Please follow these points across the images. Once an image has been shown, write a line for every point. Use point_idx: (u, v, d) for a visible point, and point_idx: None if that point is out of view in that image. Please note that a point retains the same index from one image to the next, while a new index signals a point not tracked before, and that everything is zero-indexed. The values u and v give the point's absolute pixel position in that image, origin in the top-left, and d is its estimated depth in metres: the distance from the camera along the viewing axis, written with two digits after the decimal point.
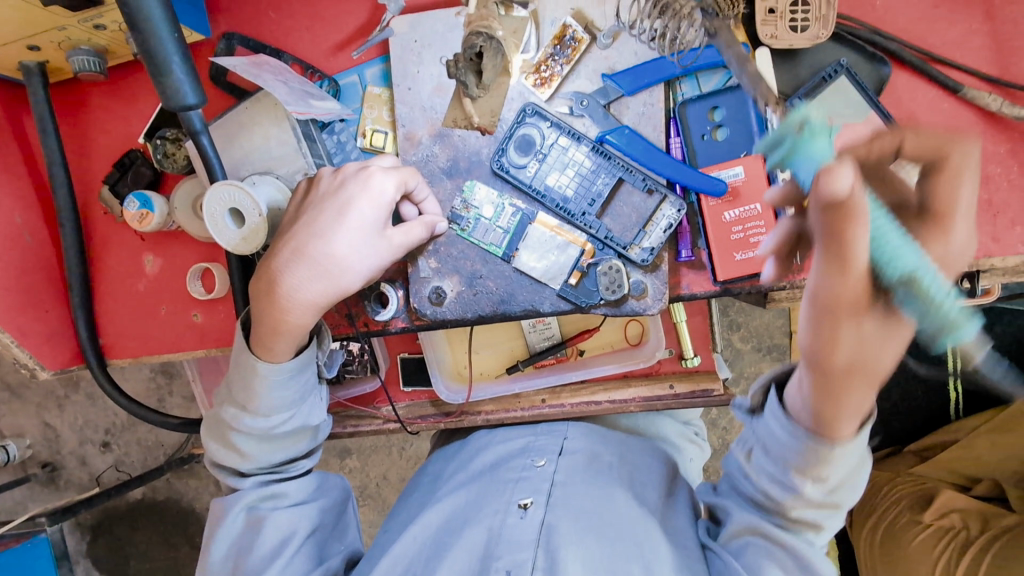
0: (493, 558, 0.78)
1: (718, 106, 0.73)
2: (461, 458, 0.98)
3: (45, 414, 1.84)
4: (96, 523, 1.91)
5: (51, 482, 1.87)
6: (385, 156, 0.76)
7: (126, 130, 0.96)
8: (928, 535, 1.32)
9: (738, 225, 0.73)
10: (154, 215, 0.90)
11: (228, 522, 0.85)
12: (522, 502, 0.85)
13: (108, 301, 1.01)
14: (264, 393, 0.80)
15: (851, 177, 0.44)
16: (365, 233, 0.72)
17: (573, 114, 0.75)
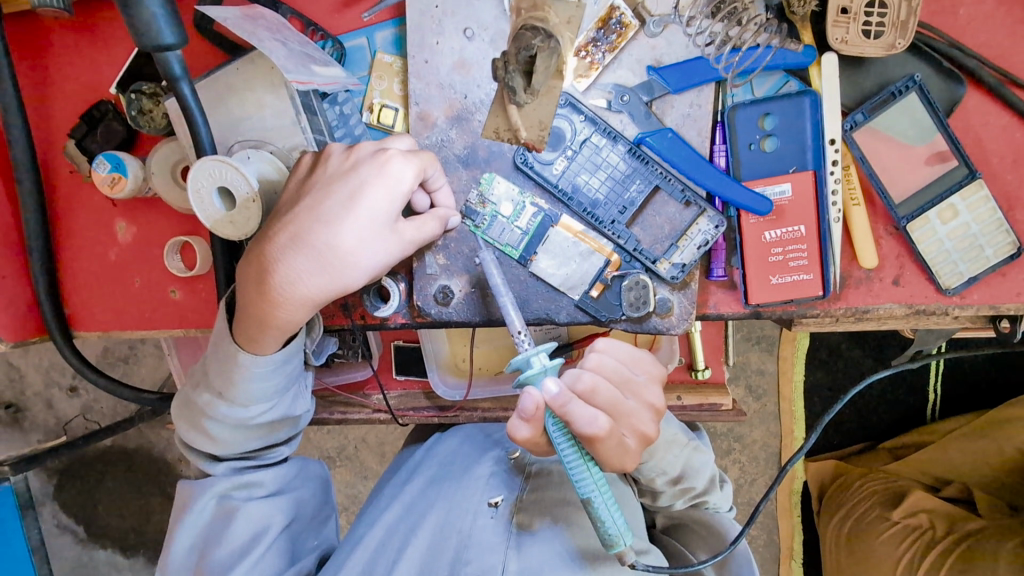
0: (462, 563, 0.75)
1: (771, 113, 0.65)
2: (433, 447, 0.94)
3: (9, 355, 1.75)
4: (62, 468, 1.85)
5: (15, 422, 1.78)
6: (400, 137, 0.67)
7: (95, 79, 0.85)
8: (894, 532, 1.35)
9: (778, 246, 0.67)
10: (127, 179, 0.80)
11: (198, 509, 0.80)
12: (492, 501, 0.82)
13: (76, 269, 0.91)
14: (245, 384, 0.73)
15: (529, 429, 0.59)
16: (376, 226, 0.62)
17: (611, 108, 0.68)
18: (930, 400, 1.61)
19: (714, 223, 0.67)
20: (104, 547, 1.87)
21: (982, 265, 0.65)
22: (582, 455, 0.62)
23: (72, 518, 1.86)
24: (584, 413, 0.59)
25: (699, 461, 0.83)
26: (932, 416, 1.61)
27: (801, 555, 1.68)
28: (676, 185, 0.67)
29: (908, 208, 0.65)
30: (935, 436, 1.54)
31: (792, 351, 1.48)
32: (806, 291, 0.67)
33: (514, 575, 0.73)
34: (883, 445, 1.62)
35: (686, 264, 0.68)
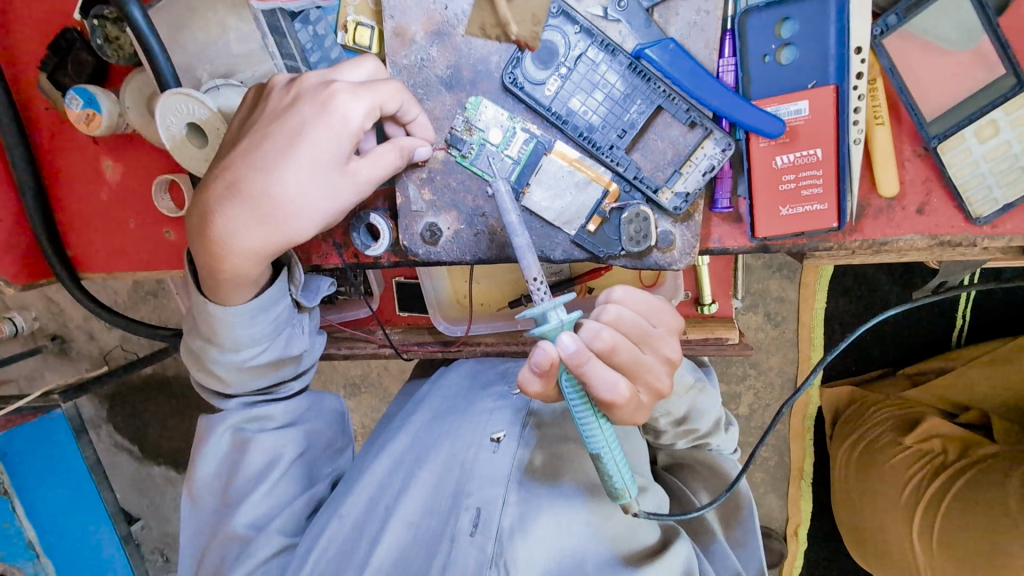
0: (465, 494, 0.77)
1: (790, 17, 0.57)
2: (439, 382, 0.96)
3: (48, 290, 1.88)
4: (110, 394, 1.99)
5: (62, 353, 1.95)
6: (363, 60, 0.61)
7: (58, 5, 0.79)
8: (906, 456, 1.36)
9: (790, 173, 0.61)
10: (102, 116, 0.76)
11: (213, 443, 0.83)
12: (494, 436, 0.83)
13: (71, 210, 0.90)
14: (231, 332, 0.74)
15: (540, 382, 0.58)
16: (320, 168, 0.58)
17: (607, 17, 0.60)
18: (957, 325, 1.55)
19: (721, 147, 0.61)
20: (159, 464, 2.02)
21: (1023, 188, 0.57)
22: (596, 414, 0.61)
23: (126, 438, 2.02)
24: (595, 371, 0.56)
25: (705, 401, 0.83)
26: (957, 341, 1.56)
27: (812, 473, 1.72)
28: (680, 106, 0.61)
29: (939, 127, 0.58)
30: (958, 361, 1.49)
31: (815, 279, 1.42)
32: (820, 222, 0.62)
33: (514, 507, 0.76)
34: (901, 371, 1.59)
35: (689, 193, 0.63)
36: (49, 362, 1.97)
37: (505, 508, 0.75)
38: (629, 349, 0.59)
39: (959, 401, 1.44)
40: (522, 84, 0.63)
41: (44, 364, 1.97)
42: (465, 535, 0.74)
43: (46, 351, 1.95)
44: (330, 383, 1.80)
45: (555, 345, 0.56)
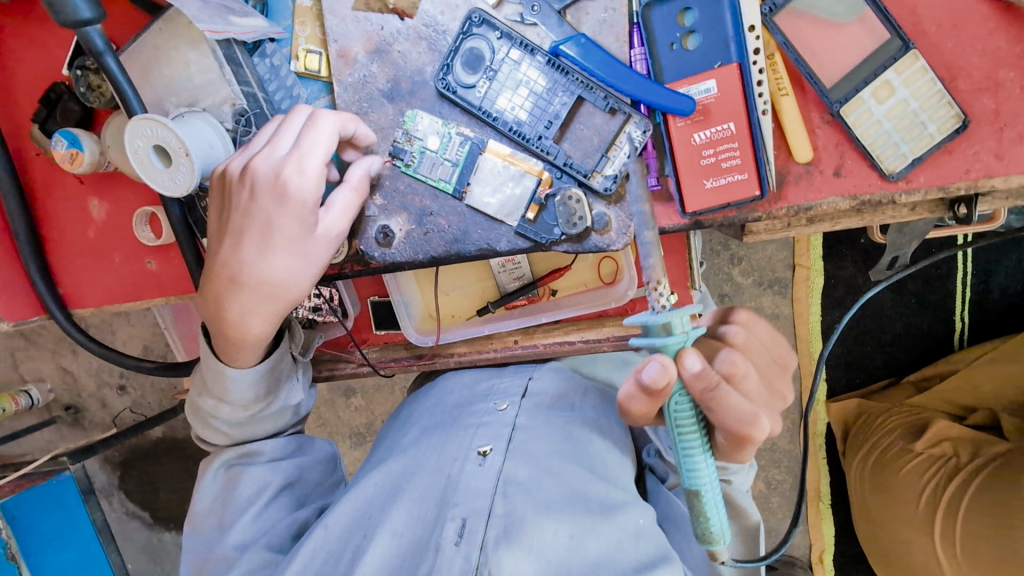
0: (449, 504, 0.74)
1: (690, 7, 0.63)
2: (429, 400, 0.96)
3: (62, 360, 1.96)
4: (120, 460, 2.01)
5: (77, 422, 2.02)
6: (298, 115, 0.66)
7: (48, 64, 0.88)
8: (918, 463, 1.31)
9: (709, 148, 0.64)
10: (84, 154, 0.83)
11: (208, 479, 0.83)
12: (481, 449, 0.80)
13: (61, 250, 0.96)
14: (239, 391, 0.77)
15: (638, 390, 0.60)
16: (300, 237, 0.65)
17: (524, 21, 0.66)
18: (956, 327, 1.51)
19: (642, 128, 0.66)
20: (168, 530, 2.01)
21: (926, 143, 0.61)
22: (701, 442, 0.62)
23: (136, 505, 2.02)
24: (722, 393, 0.58)
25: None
26: (959, 344, 1.52)
27: (833, 498, 1.64)
28: (598, 94, 0.66)
29: (840, 92, 0.62)
30: (962, 363, 1.44)
31: (807, 293, 1.40)
32: (743, 191, 0.65)
33: (500, 521, 0.72)
34: (906, 379, 1.53)
35: (618, 174, 0.67)
36: (64, 433, 2.04)
37: (491, 521, 0.72)
38: (735, 373, 0.61)
39: (968, 404, 1.38)
40: (455, 89, 0.69)
41: (58, 437, 2.04)
42: (450, 544, 0.70)
43: (62, 421, 2.02)
44: (337, 434, 1.85)
45: (674, 361, 0.57)
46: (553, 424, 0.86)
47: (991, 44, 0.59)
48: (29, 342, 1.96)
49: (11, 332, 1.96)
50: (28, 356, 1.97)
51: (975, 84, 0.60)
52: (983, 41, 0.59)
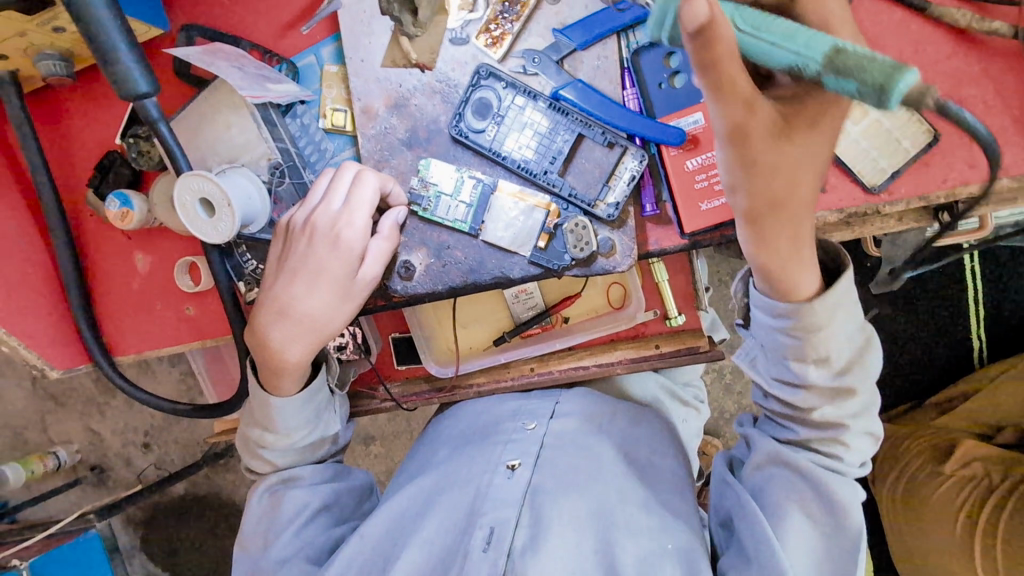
0: (478, 515, 0.79)
1: (674, 51, 0.71)
2: (457, 422, 0.99)
3: (91, 420, 2.02)
4: (143, 519, 2.04)
5: (101, 483, 2.06)
6: (348, 171, 0.75)
7: (104, 135, 0.98)
8: (951, 486, 1.27)
9: (702, 173, 0.71)
10: (134, 212, 0.92)
11: (253, 503, 0.86)
12: (509, 463, 0.85)
13: (106, 302, 1.03)
14: (282, 418, 0.83)
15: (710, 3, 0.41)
16: (339, 280, 0.73)
17: (527, 72, 0.74)
18: (975, 345, 1.51)
19: (638, 159, 0.72)
20: None
21: (902, 157, 0.66)
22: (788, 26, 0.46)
23: (157, 564, 2.03)
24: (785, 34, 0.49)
25: (872, 361, 0.67)
26: (980, 362, 1.51)
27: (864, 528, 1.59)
28: (597, 130, 0.73)
29: None
30: (984, 380, 1.42)
31: None
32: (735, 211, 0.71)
33: (526, 530, 0.78)
34: (928, 402, 1.51)
35: (619, 202, 0.73)
36: (88, 493, 2.07)
37: (518, 531, 0.78)
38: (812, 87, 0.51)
39: (994, 421, 1.35)
40: (467, 134, 0.76)
41: (83, 497, 2.07)
42: (477, 551, 0.76)
43: (86, 482, 2.06)
44: None
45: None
46: (579, 445, 0.88)
47: (951, 67, 0.65)
48: (60, 403, 2.03)
49: (43, 395, 2.03)
50: (59, 418, 2.04)
51: (942, 102, 0.66)
52: (944, 64, 0.65)
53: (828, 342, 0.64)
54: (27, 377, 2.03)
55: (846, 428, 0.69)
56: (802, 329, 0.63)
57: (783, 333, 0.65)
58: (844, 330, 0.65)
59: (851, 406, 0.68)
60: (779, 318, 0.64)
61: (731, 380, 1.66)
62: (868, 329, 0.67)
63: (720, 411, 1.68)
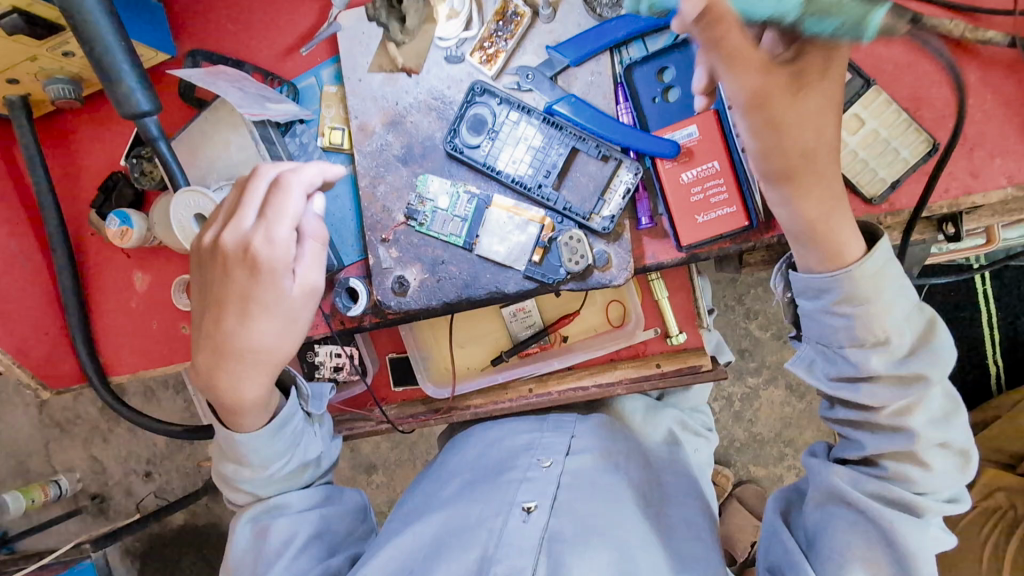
0: (493, 561, 0.76)
1: (666, 66, 0.72)
2: (468, 452, 0.96)
3: (92, 449, 2.01)
4: (142, 551, 2.00)
5: (100, 513, 2.03)
6: (260, 177, 0.66)
7: (109, 156, 1.00)
8: (975, 518, 1.22)
9: (697, 186, 0.71)
10: (134, 230, 0.93)
11: (238, 535, 0.82)
12: (525, 505, 0.82)
13: (104, 321, 1.03)
14: (255, 453, 0.78)
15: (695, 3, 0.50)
16: (271, 302, 0.67)
17: (521, 88, 0.75)
18: (992, 371, 1.46)
19: (632, 171, 0.72)
20: None
21: (901, 167, 0.65)
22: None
23: None
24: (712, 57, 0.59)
25: (939, 344, 0.62)
26: (998, 390, 1.46)
27: None
28: (591, 144, 0.73)
29: None
30: (1004, 408, 1.36)
31: None
32: (733, 223, 0.70)
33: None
34: None
35: (615, 215, 0.72)
36: (88, 524, 2.04)
37: None
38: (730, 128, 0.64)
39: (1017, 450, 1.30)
40: (462, 150, 0.76)
41: (82, 527, 2.04)
42: None
43: (85, 512, 2.04)
44: None
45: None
46: (598, 486, 0.85)
47: (948, 76, 0.65)
48: (62, 432, 2.02)
49: (46, 422, 2.03)
50: (60, 446, 2.02)
51: (939, 112, 0.65)
52: (940, 74, 0.65)
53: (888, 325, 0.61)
54: (32, 404, 2.03)
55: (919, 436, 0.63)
56: (849, 303, 0.61)
57: (828, 311, 0.62)
58: (901, 309, 0.61)
59: (926, 408, 0.63)
60: (819, 294, 0.63)
61: (740, 408, 1.62)
62: (927, 312, 0.63)
63: (729, 440, 1.63)
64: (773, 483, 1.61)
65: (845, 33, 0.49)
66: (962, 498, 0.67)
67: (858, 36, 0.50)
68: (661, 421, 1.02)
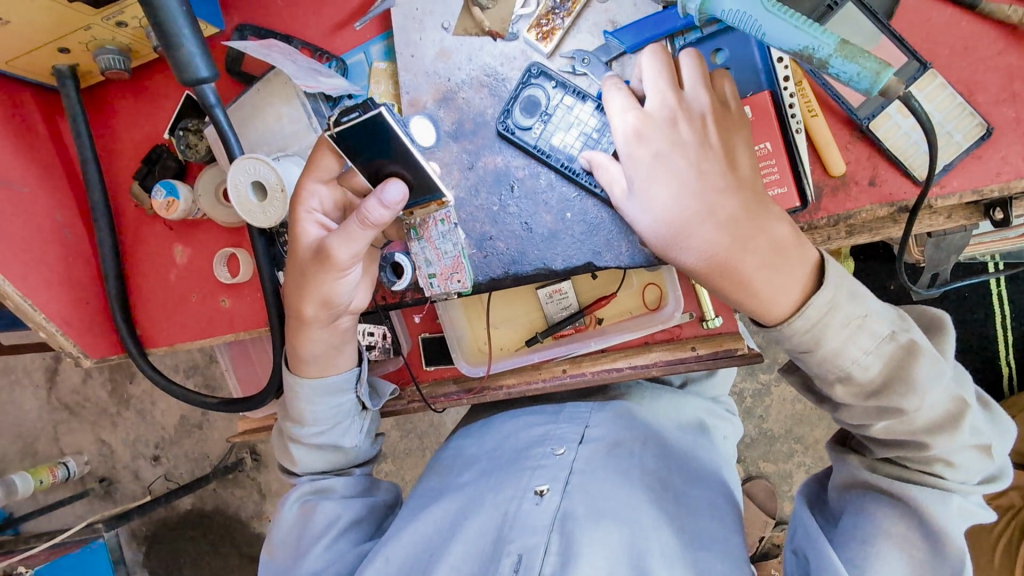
0: (506, 541, 0.77)
1: (722, 48, 0.72)
2: (490, 440, 0.98)
3: (101, 431, 2.02)
4: (149, 534, 2.02)
5: (107, 495, 2.04)
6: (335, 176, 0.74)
7: (152, 129, 1.01)
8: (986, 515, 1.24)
9: None
10: (179, 202, 0.94)
11: (284, 514, 0.87)
12: (538, 489, 0.83)
13: (144, 294, 1.04)
14: (302, 408, 0.86)
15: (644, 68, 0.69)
16: (336, 328, 0.82)
17: (576, 71, 0.77)
18: (1004, 372, 1.46)
19: None
20: None
21: (955, 150, 0.66)
22: (797, 15, 0.57)
23: None
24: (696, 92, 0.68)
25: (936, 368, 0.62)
26: (1010, 390, 1.47)
27: None
28: None
29: (867, 109, 0.69)
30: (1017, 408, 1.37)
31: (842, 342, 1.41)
32: (785, 204, 0.70)
33: (556, 557, 0.75)
34: None
35: None
36: (95, 505, 2.05)
37: (547, 558, 0.75)
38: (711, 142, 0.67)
39: None
40: (514, 128, 0.77)
41: (89, 509, 2.05)
42: None
43: (93, 494, 2.05)
44: None
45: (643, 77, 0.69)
46: (611, 471, 0.85)
47: (1004, 62, 0.66)
48: (72, 414, 2.03)
49: (56, 404, 2.04)
50: (70, 428, 2.04)
51: (995, 96, 0.66)
52: (996, 60, 0.66)
53: (866, 368, 0.63)
54: (44, 385, 2.04)
55: (932, 447, 0.64)
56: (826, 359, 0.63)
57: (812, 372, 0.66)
58: (865, 348, 0.62)
59: (926, 425, 0.64)
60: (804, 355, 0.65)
61: (751, 404, 1.63)
62: (902, 339, 0.62)
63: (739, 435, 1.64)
64: (781, 479, 1.62)
65: (860, 84, 0.56)
66: (1001, 475, 0.68)
67: (869, 88, 0.57)
68: (689, 406, 1.05)
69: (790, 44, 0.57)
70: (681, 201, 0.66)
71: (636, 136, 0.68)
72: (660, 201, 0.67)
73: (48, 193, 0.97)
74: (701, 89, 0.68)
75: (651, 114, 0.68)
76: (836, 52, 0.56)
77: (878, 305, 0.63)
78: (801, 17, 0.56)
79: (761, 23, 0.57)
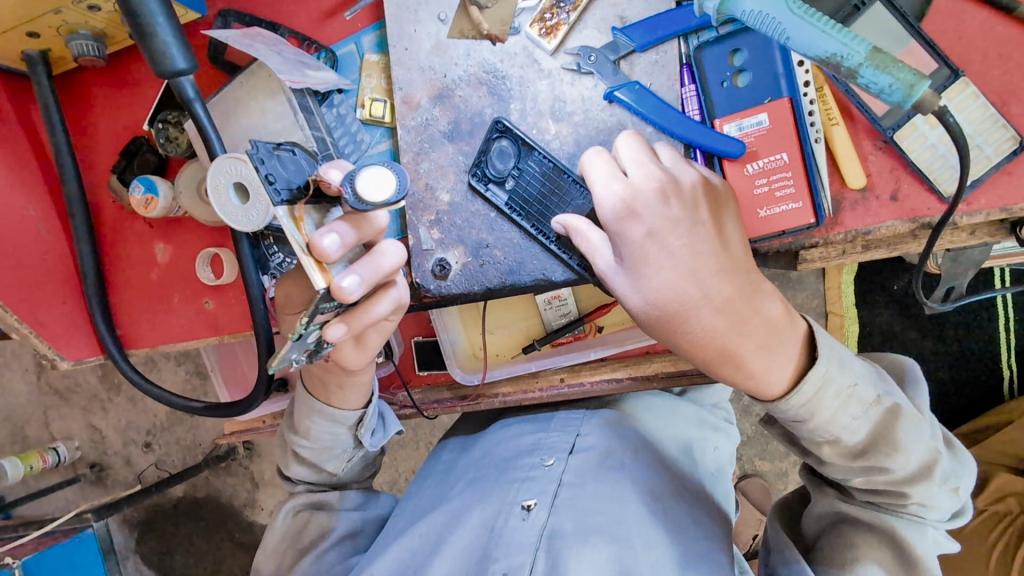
0: (491, 559, 0.74)
1: (739, 48, 0.67)
2: (476, 452, 0.93)
3: (92, 417, 1.98)
4: (140, 521, 1.99)
5: (100, 481, 2.01)
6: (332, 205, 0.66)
7: (131, 120, 0.95)
8: (982, 521, 1.23)
9: (762, 177, 0.67)
10: (159, 199, 0.89)
11: (280, 518, 0.88)
12: (525, 503, 0.78)
13: (124, 292, 0.99)
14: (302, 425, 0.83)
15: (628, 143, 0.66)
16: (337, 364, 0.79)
17: (581, 70, 0.72)
18: (1006, 375, 1.44)
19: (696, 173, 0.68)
20: None
21: (985, 166, 0.62)
22: (824, 19, 0.54)
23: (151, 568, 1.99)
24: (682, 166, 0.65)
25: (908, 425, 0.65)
26: (1010, 394, 1.44)
27: None
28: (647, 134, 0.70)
29: (890, 120, 0.65)
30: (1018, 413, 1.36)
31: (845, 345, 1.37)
32: (799, 220, 0.66)
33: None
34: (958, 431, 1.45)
35: None
36: (87, 491, 2.02)
37: None
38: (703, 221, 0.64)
39: None
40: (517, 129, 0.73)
41: (79, 495, 2.03)
42: None
43: (84, 480, 2.02)
44: None
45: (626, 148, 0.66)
46: (601, 490, 0.80)
47: None
48: (62, 399, 1.99)
49: (46, 389, 2.00)
50: (60, 413, 2.00)
51: None
52: None
53: (849, 433, 0.65)
54: (33, 369, 2.00)
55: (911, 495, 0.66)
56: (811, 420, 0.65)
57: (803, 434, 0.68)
58: (850, 413, 0.64)
59: (906, 475, 0.66)
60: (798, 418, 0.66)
61: (750, 401, 1.60)
62: (886, 403, 0.65)
63: None
64: (777, 477, 1.61)
65: (892, 95, 0.53)
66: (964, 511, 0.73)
67: (901, 101, 0.54)
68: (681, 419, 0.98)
69: (819, 50, 0.54)
70: (679, 280, 0.63)
71: (626, 215, 0.64)
72: (651, 280, 0.64)
73: (20, 187, 0.92)
74: (685, 165, 0.65)
75: (638, 186, 0.64)
76: (866, 61, 0.54)
77: (863, 368, 0.65)
78: (830, 23, 0.54)
79: (786, 28, 0.54)
